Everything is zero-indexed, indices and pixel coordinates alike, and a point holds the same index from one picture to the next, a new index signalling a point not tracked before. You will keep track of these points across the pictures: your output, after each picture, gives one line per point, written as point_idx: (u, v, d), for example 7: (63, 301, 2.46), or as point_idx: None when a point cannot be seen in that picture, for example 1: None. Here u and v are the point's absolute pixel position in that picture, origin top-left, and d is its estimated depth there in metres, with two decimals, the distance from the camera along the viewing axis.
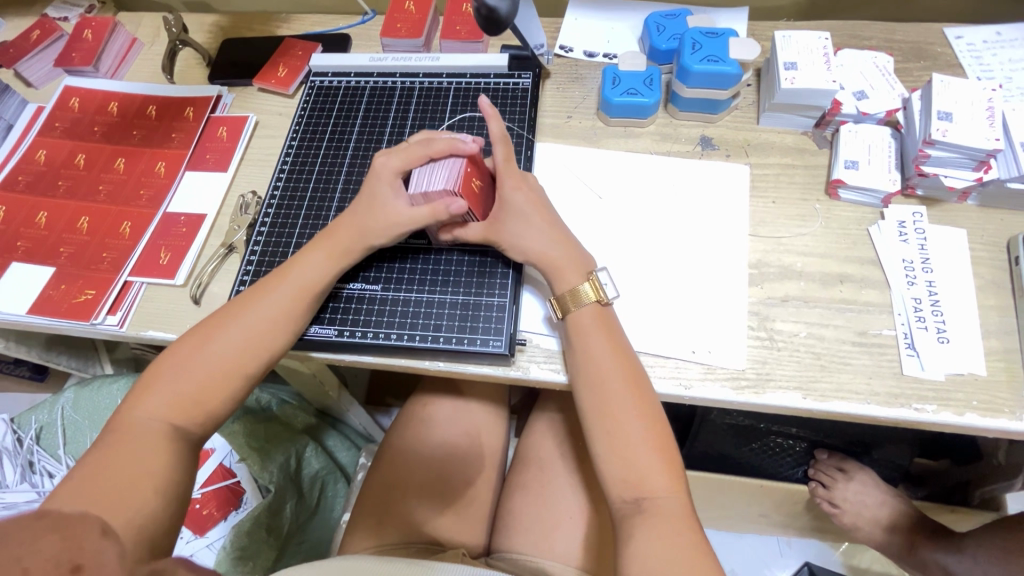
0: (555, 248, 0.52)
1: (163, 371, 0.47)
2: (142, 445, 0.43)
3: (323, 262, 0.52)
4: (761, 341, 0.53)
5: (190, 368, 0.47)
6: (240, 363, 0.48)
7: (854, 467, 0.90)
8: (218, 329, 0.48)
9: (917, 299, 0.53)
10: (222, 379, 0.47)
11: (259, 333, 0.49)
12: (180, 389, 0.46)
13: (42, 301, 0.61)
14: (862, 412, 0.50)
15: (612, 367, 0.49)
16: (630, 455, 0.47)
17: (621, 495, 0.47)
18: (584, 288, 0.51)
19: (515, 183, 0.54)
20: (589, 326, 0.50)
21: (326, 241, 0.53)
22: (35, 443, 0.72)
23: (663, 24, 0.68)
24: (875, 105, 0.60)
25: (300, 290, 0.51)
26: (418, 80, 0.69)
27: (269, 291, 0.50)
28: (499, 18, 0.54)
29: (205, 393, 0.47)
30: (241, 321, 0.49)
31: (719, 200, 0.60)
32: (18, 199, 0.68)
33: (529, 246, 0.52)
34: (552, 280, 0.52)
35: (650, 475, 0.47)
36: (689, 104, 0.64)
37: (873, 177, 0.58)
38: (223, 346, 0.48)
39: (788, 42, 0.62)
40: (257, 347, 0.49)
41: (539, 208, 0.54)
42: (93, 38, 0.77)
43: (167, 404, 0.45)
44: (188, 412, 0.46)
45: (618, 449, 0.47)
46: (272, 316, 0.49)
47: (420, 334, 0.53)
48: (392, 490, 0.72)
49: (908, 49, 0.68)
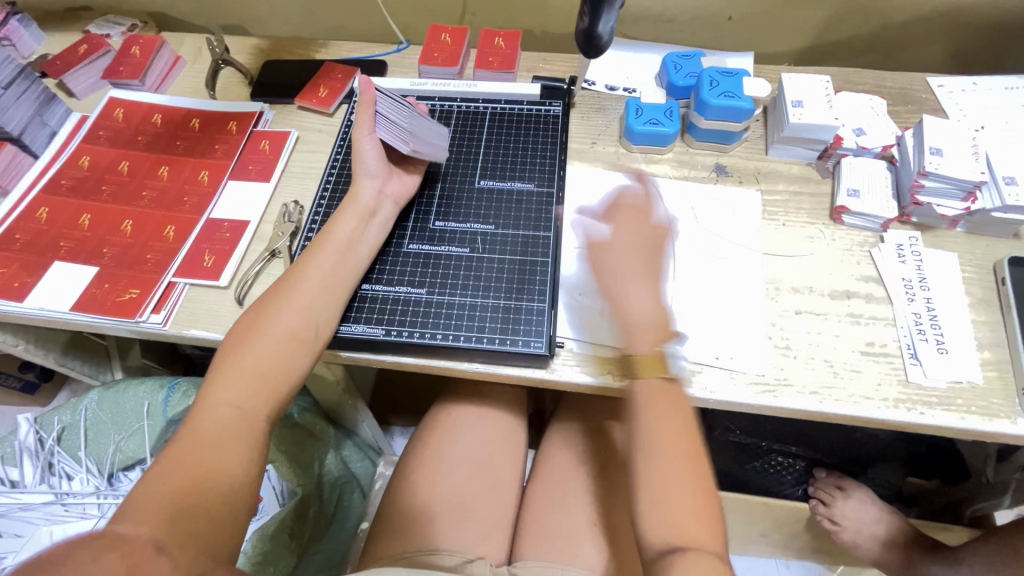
0: (650, 310, 0.53)
1: (226, 362, 0.48)
2: (217, 429, 0.44)
3: (353, 224, 0.57)
4: (778, 349, 0.58)
5: (255, 347, 0.48)
6: (295, 338, 0.50)
7: (852, 485, 0.94)
8: (268, 313, 0.50)
9: (917, 314, 0.59)
10: (284, 354, 0.49)
11: (311, 305, 0.52)
12: (247, 372, 0.47)
13: (86, 299, 0.62)
14: (874, 415, 0.54)
15: (674, 429, 0.49)
16: (676, 509, 0.47)
17: (661, 540, 0.46)
18: (646, 360, 0.51)
19: (627, 228, 0.56)
20: (645, 351, 0.51)
21: (352, 207, 0.57)
22: (56, 444, 0.71)
23: (680, 64, 0.75)
24: (872, 141, 0.67)
25: (339, 257, 0.55)
26: (456, 104, 0.74)
27: (313, 260, 0.54)
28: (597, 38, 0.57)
29: (271, 375, 0.48)
30: (293, 295, 0.51)
31: (733, 221, 0.66)
32: (62, 202, 0.70)
33: (631, 303, 0.53)
34: (625, 336, 0.53)
35: (694, 529, 0.46)
36: (705, 134, 0.70)
37: (874, 204, 0.64)
38: (274, 329, 0.49)
39: (794, 83, 0.69)
40: (308, 321, 0.51)
41: (639, 254, 0.55)
42: (140, 54, 0.82)
43: (232, 388, 0.47)
44: (256, 398, 0.47)
45: (665, 503, 0.47)
46: (319, 293, 0.52)
47: (464, 335, 0.56)
48: (415, 498, 0.72)
49: (896, 94, 0.76)
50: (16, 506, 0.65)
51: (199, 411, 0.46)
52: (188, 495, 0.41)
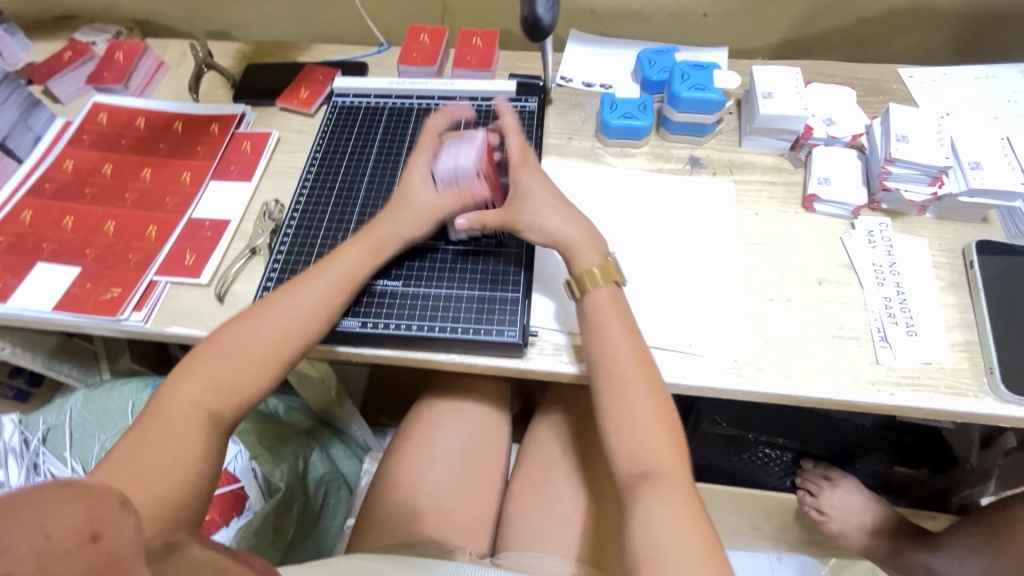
0: (574, 231, 0.56)
1: (200, 358, 0.50)
2: (183, 427, 0.47)
3: (358, 253, 0.57)
4: (750, 334, 0.58)
5: (233, 353, 0.50)
6: (275, 346, 0.52)
7: (839, 474, 0.94)
8: (255, 319, 0.52)
9: (886, 298, 0.60)
10: (263, 360, 0.51)
11: (294, 314, 0.53)
12: (215, 373, 0.49)
13: (68, 298, 0.63)
14: (845, 397, 0.54)
15: (619, 344, 0.53)
16: (641, 435, 0.50)
17: (628, 467, 0.50)
18: (601, 269, 0.55)
19: (532, 178, 0.59)
20: (605, 307, 0.54)
21: (361, 239, 0.57)
22: (42, 445, 0.72)
23: (654, 58, 0.76)
24: (842, 130, 0.68)
25: (336, 275, 0.55)
26: (433, 103, 0.75)
27: (307, 281, 0.54)
28: (543, 26, 0.59)
29: (238, 379, 0.50)
30: (282, 306, 0.53)
31: (706, 211, 0.67)
32: (45, 205, 0.71)
33: (546, 228, 0.56)
34: (570, 261, 0.56)
35: (658, 452, 0.50)
36: (679, 127, 0.71)
37: (845, 191, 0.65)
38: (259, 336, 0.51)
39: (765, 76, 0.70)
40: (293, 335, 0.52)
41: (551, 190, 0.59)
42: (124, 59, 0.83)
43: (202, 389, 0.49)
44: (224, 397, 0.49)
45: (628, 427, 0.50)
46: (311, 307, 0.53)
47: (439, 325, 0.57)
48: (399, 496, 0.72)
49: (868, 86, 0.77)
50: None
51: (167, 405, 0.48)
52: (152, 490, 0.43)
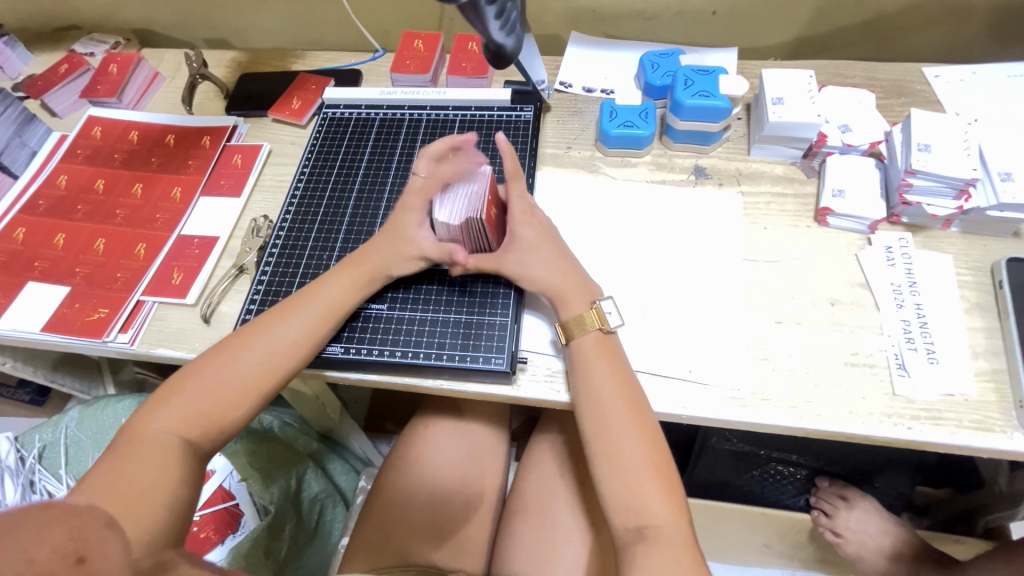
0: (563, 276, 0.54)
1: (180, 385, 0.49)
2: (154, 455, 0.45)
3: (341, 282, 0.54)
4: (755, 360, 0.55)
5: (215, 383, 0.49)
6: (256, 377, 0.50)
7: (856, 495, 0.90)
8: (237, 346, 0.51)
9: (905, 321, 0.55)
10: (242, 391, 0.49)
11: (277, 344, 0.51)
12: (193, 401, 0.48)
13: (56, 319, 0.63)
14: (858, 430, 0.51)
15: (609, 392, 0.50)
16: (634, 484, 0.47)
17: (624, 523, 0.47)
18: (591, 314, 0.53)
19: (524, 215, 0.56)
20: (592, 352, 0.51)
21: (349, 268, 0.55)
22: (37, 462, 0.74)
23: (657, 62, 0.72)
24: (859, 137, 0.63)
25: (324, 306, 0.53)
26: (425, 113, 0.73)
27: (293, 311, 0.53)
28: (506, 53, 0.58)
29: (216, 409, 0.48)
30: (266, 336, 0.51)
31: (710, 225, 0.63)
32: (38, 222, 0.71)
33: (534, 274, 0.54)
34: (558, 308, 0.54)
35: (653, 504, 0.47)
36: (683, 135, 0.67)
37: (860, 204, 0.60)
38: (238, 364, 0.50)
39: (775, 80, 0.66)
40: (275, 365, 0.51)
41: (547, 240, 0.56)
42: (118, 72, 0.82)
43: (179, 417, 0.47)
44: (202, 427, 0.48)
45: (621, 476, 0.48)
46: (294, 335, 0.52)
47: (424, 352, 0.54)
48: (389, 519, 0.70)
49: (889, 87, 0.72)
50: None
51: (141, 431, 0.46)
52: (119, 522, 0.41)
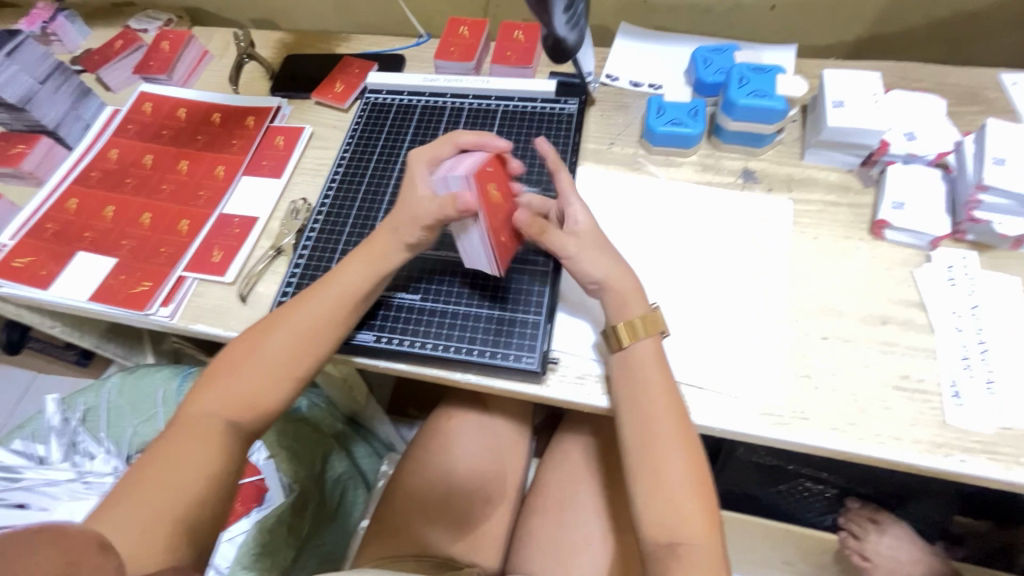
0: (613, 276, 0.51)
1: (217, 372, 0.50)
2: (197, 433, 0.46)
3: (363, 268, 0.53)
4: (796, 377, 0.52)
5: (249, 366, 0.49)
6: (286, 362, 0.50)
7: (888, 519, 0.86)
8: (265, 333, 0.51)
9: (964, 346, 0.52)
10: (274, 375, 0.50)
11: (309, 329, 0.51)
12: (233, 386, 0.49)
13: (103, 289, 0.65)
14: (904, 459, 0.48)
15: (660, 404, 0.48)
16: (675, 501, 0.46)
17: (657, 537, 0.45)
18: (642, 320, 0.50)
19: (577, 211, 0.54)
20: (646, 362, 0.50)
21: (368, 252, 0.54)
22: (80, 424, 0.78)
23: (710, 58, 0.69)
24: (925, 146, 0.60)
25: (351, 292, 0.53)
26: (467, 102, 0.71)
27: (315, 294, 0.52)
28: (566, 48, 0.58)
29: (251, 393, 0.49)
30: (297, 321, 0.51)
31: (757, 232, 0.60)
32: (90, 193, 0.73)
33: (591, 266, 0.52)
34: (615, 305, 0.51)
35: (692, 522, 0.45)
36: (733, 136, 0.65)
37: (921, 218, 0.57)
38: (266, 349, 0.50)
39: (837, 81, 0.62)
40: (300, 349, 0.50)
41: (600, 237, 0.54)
42: (170, 49, 0.84)
43: (221, 400, 0.48)
44: (243, 411, 0.48)
45: (665, 490, 0.46)
46: (316, 317, 0.51)
47: (454, 346, 0.54)
48: (408, 508, 0.70)
49: (960, 93, 0.67)
50: (41, 480, 0.70)
51: (187, 410, 0.48)
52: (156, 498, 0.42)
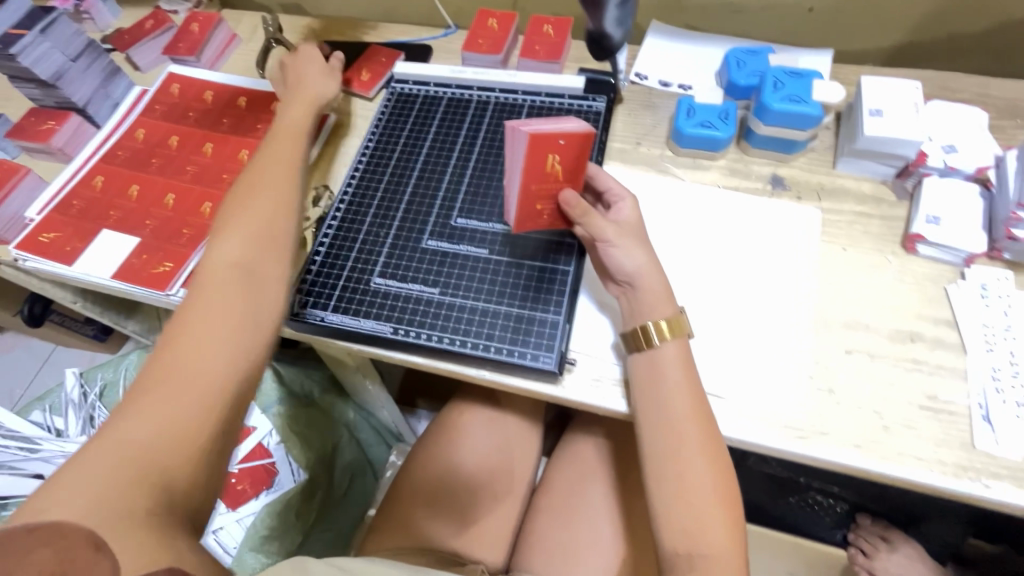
0: (645, 271, 0.51)
1: (221, 233, 0.49)
2: (220, 290, 0.45)
3: (301, 111, 0.62)
4: (819, 392, 0.51)
5: (250, 210, 0.50)
6: (280, 197, 0.52)
7: (899, 538, 0.84)
8: (248, 187, 0.52)
9: (994, 369, 0.51)
10: (275, 211, 0.51)
11: (281, 182, 0.53)
12: (240, 233, 0.49)
13: (125, 268, 0.65)
14: (927, 481, 0.47)
15: (680, 411, 0.47)
16: (695, 507, 0.45)
17: (675, 544, 0.45)
18: (669, 322, 0.49)
19: (624, 208, 0.54)
20: (669, 365, 0.48)
21: (302, 100, 0.63)
22: (98, 399, 0.79)
23: (743, 60, 0.68)
24: (965, 160, 0.58)
25: (291, 158, 0.56)
26: (493, 95, 0.71)
27: (276, 142, 0.58)
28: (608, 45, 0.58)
29: (261, 232, 0.49)
30: (273, 157, 0.55)
31: (785, 240, 0.59)
32: (116, 172, 0.74)
33: (621, 263, 0.51)
34: (644, 307, 0.50)
35: (713, 532, 0.44)
36: (764, 141, 0.63)
37: (956, 234, 0.55)
38: (258, 194, 0.52)
39: (876, 89, 0.61)
40: (286, 181, 0.53)
41: (635, 233, 0.53)
42: (199, 31, 0.84)
43: (236, 249, 0.48)
44: (258, 249, 0.49)
45: (682, 497, 0.45)
46: (285, 155, 0.56)
47: (471, 342, 0.53)
48: (416, 503, 0.70)
49: (1004, 106, 0.65)
50: (59, 453, 0.71)
51: (201, 276, 0.47)
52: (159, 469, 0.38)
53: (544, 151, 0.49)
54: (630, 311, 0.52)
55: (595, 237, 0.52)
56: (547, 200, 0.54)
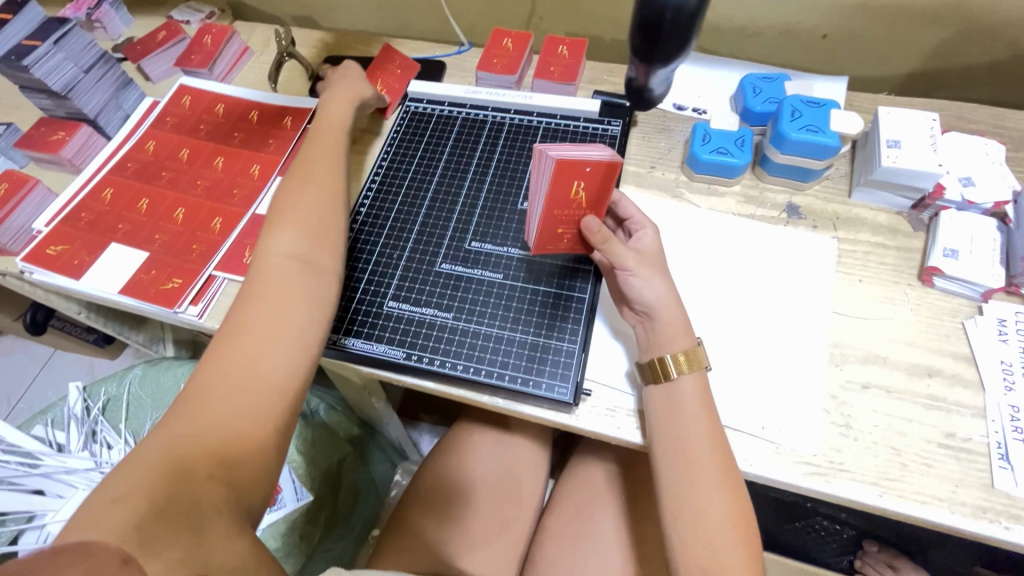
0: (664, 303, 0.50)
1: (274, 227, 0.49)
2: (282, 277, 0.46)
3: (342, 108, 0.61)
4: (837, 427, 0.51)
5: (302, 203, 0.50)
6: (328, 189, 0.52)
7: (907, 567, 0.83)
8: (297, 180, 0.53)
9: (1013, 407, 0.50)
10: (328, 202, 0.51)
11: (331, 174, 0.54)
12: (298, 224, 0.49)
13: (134, 283, 0.65)
14: (945, 522, 0.46)
15: (697, 445, 0.46)
16: (715, 546, 0.44)
17: None
18: (686, 354, 0.48)
19: (645, 237, 0.54)
20: (685, 398, 0.48)
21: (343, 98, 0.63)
22: (100, 414, 0.78)
23: (759, 87, 0.68)
24: (982, 195, 0.57)
25: (334, 154, 0.56)
26: (509, 116, 0.70)
27: (321, 138, 0.57)
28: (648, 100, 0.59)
29: (314, 223, 0.50)
30: (319, 152, 0.56)
31: (801, 270, 0.59)
32: (126, 184, 0.73)
33: (640, 293, 0.50)
34: (662, 340, 0.50)
35: (732, 571, 0.44)
36: (780, 169, 0.63)
37: (974, 269, 0.55)
38: (309, 186, 0.52)
39: (893, 120, 0.60)
40: (333, 176, 0.54)
41: (654, 263, 0.52)
42: (212, 43, 0.83)
43: (292, 242, 0.48)
44: (312, 241, 0.49)
45: (701, 536, 0.45)
46: (329, 152, 0.56)
47: (486, 369, 0.53)
48: (421, 528, 0.69)
49: (1019, 138, 0.65)
50: (60, 469, 0.70)
51: (259, 270, 0.47)
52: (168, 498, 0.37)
53: (569, 176, 0.48)
54: (647, 343, 0.51)
55: (615, 264, 0.51)
56: (569, 225, 0.54)
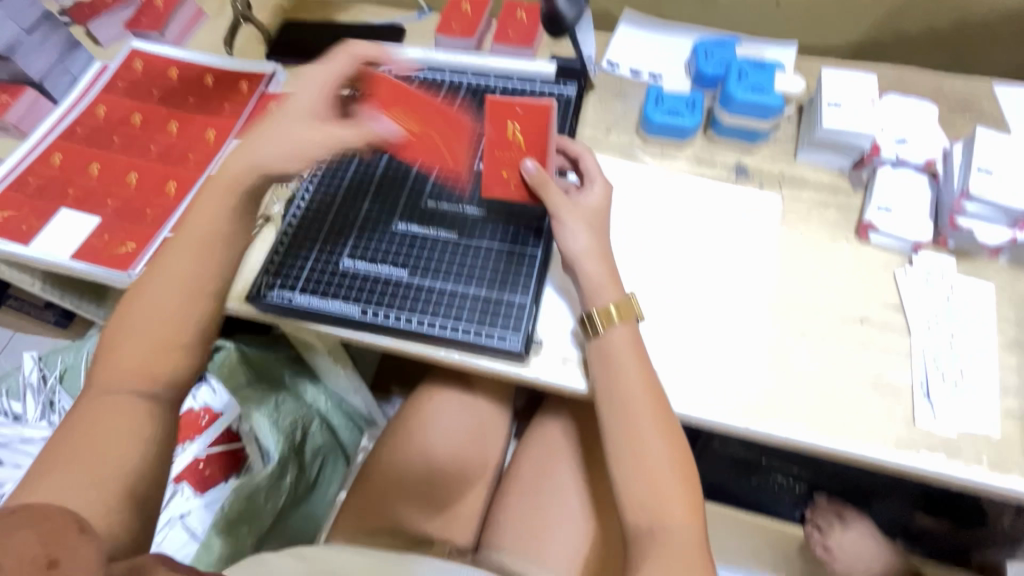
0: (585, 257, 0.52)
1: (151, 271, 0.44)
2: (155, 329, 0.42)
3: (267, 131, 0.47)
4: (775, 372, 0.53)
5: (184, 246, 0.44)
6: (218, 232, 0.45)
7: (853, 515, 0.88)
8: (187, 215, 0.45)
9: (936, 349, 0.54)
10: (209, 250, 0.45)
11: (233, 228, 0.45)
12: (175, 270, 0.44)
13: (86, 248, 0.64)
14: (868, 455, 0.49)
15: (637, 390, 0.48)
16: (657, 483, 0.47)
17: (638, 520, 0.47)
18: (618, 307, 0.50)
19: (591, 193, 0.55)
20: (619, 348, 0.50)
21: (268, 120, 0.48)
22: (58, 384, 0.77)
23: (711, 51, 0.69)
24: (916, 152, 0.60)
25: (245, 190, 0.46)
26: (466, 79, 0.71)
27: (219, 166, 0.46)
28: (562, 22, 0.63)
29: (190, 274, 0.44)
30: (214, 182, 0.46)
31: (746, 227, 0.61)
32: (76, 149, 0.72)
33: (573, 246, 0.52)
34: (591, 293, 0.51)
35: (672, 503, 0.46)
36: (729, 130, 0.65)
37: (905, 223, 0.58)
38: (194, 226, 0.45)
39: (835, 82, 0.63)
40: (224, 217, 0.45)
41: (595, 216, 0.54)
42: (163, 5, 0.81)
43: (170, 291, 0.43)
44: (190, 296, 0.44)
45: (642, 474, 0.47)
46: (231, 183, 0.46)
47: (440, 322, 0.54)
48: (385, 487, 0.70)
49: (954, 101, 0.68)
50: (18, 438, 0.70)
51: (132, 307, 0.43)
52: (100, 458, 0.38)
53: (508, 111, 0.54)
54: (581, 299, 0.53)
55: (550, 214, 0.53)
56: (513, 167, 0.56)
